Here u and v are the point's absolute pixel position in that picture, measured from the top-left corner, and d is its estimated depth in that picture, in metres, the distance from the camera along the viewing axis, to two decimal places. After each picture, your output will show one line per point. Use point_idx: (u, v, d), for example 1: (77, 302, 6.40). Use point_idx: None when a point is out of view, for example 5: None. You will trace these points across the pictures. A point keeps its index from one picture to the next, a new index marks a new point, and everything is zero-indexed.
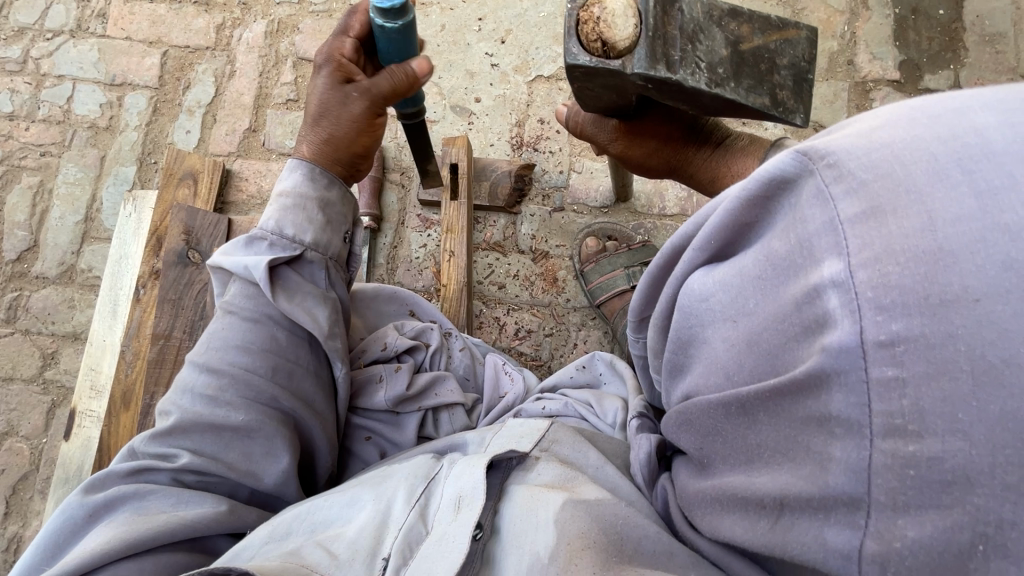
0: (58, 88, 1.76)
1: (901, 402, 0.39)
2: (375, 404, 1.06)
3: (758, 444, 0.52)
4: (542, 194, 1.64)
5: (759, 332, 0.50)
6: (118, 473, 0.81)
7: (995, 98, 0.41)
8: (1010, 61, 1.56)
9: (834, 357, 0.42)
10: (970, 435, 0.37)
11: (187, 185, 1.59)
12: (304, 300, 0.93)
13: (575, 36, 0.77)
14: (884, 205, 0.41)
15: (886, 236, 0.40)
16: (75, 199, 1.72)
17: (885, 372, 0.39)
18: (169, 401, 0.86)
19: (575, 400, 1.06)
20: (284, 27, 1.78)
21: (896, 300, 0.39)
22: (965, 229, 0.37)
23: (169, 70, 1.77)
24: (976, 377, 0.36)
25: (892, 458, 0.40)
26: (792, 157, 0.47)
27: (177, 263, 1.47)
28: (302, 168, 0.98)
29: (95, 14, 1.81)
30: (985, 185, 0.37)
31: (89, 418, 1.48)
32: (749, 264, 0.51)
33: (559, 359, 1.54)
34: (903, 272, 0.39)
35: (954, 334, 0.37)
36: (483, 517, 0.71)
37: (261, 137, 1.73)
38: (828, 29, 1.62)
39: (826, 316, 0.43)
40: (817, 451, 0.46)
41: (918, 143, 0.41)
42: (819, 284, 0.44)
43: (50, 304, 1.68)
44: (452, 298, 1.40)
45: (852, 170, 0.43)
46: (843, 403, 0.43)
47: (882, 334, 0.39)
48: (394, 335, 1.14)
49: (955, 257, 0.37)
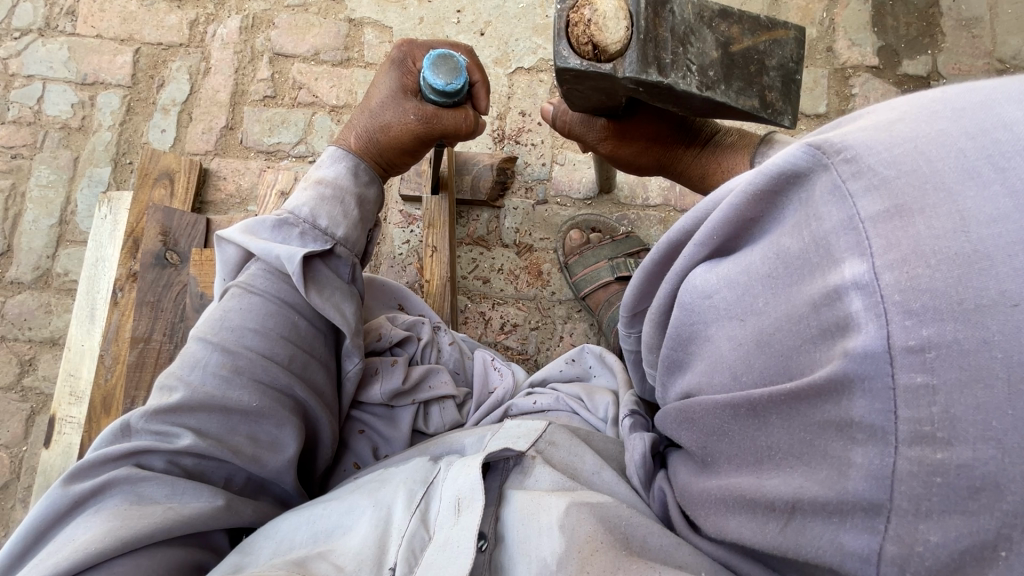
0: (28, 89, 1.72)
1: (930, 410, 0.38)
2: (369, 397, 1.04)
3: (769, 444, 0.52)
4: (525, 186, 1.62)
5: (771, 332, 0.49)
6: (109, 457, 0.76)
7: (1019, 93, 0.40)
8: (986, 45, 1.57)
9: (858, 363, 0.41)
10: (1002, 442, 0.36)
11: (163, 185, 1.56)
12: (335, 296, 0.93)
13: (562, 37, 0.75)
14: (908, 204, 0.40)
15: (912, 235, 0.39)
16: (49, 202, 1.69)
17: (913, 378, 0.39)
18: (173, 376, 0.82)
19: (566, 395, 1.06)
20: (259, 22, 1.74)
21: (926, 305, 0.38)
22: (1001, 230, 0.36)
23: (143, 68, 1.73)
24: (1011, 385, 0.36)
25: (920, 465, 0.39)
26: (803, 151, 0.46)
27: (154, 264, 1.44)
28: (346, 159, 0.99)
29: (64, 12, 1.76)
30: (1018, 185, 0.37)
31: (69, 425, 1.47)
32: (759, 261, 0.50)
33: (545, 353, 1.53)
34: (934, 275, 0.38)
35: (989, 340, 0.36)
36: (484, 526, 0.71)
37: (238, 135, 1.69)
38: (807, 16, 1.62)
39: (847, 320, 0.42)
40: (838, 456, 0.45)
41: (943, 138, 0.41)
42: (839, 286, 0.43)
43: (27, 309, 1.65)
44: (436, 294, 1.39)
45: (872, 166, 0.42)
46: (867, 410, 0.42)
47: (911, 340, 0.39)
48: (387, 325, 1.12)
49: (991, 261, 0.36)
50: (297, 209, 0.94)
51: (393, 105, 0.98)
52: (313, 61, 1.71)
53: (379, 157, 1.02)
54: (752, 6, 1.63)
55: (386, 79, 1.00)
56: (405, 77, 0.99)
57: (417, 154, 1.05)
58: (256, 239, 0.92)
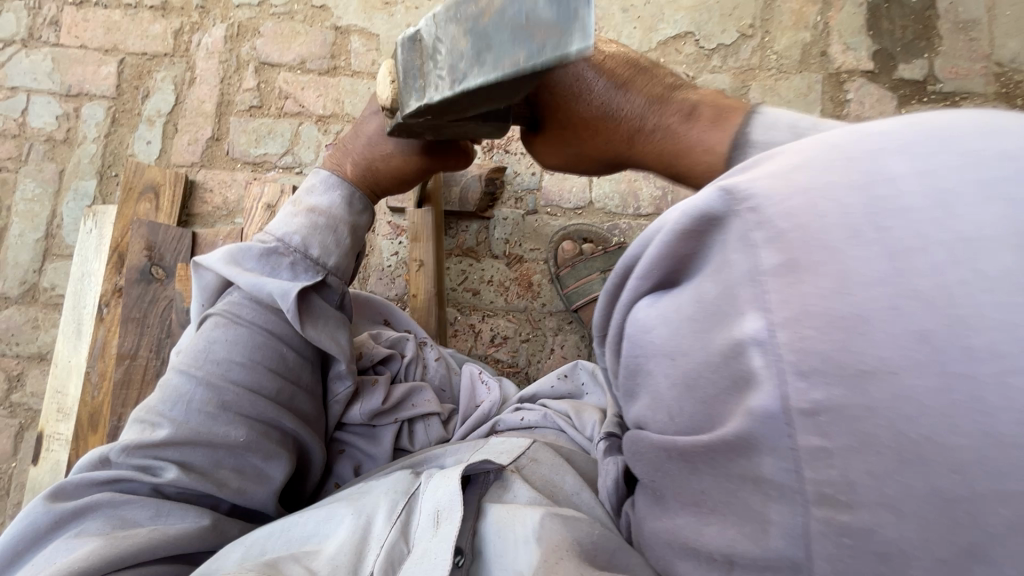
0: (12, 101, 1.70)
1: (829, 472, 0.38)
2: (351, 418, 1.00)
3: (701, 494, 0.50)
4: (514, 197, 1.60)
5: (694, 376, 0.47)
6: (93, 481, 0.75)
7: (909, 138, 0.37)
8: (983, 48, 1.55)
9: (760, 423, 0.41)
10: (898, 509, 0.36)
11: (148, 199, 1.54)
12: (329, 327, 0.92)
13: (409, 82, 0.71)
14: (802, 261, 0.38)
15: (802, 295, 0.38)
16: (35, 215, 1.67)
17: (809, 440, 0.38)
18: (154, 411, 0.80)
19: (554, 411, 1.03)
20: (244, 31, 1.71)
21: (814, 368, 0.37)
22: (876, 294, 0.35)
23: (127, 78, 1.71)
24: (897, 452, 0.35)
25: (828, 525, 0.39)
26: (718, 195, 0.43)
27: (140, 280, 1.43)
28: (337, 187, 0.97)
29: (47, 21, 1.74)
30: (897, 245, 0.35)
31: (57, 442, 1.45)
32: (686, 301, 0.47)
33: (536, 365, 1.52)
34: (819, 339, 0.37)
35: (874, 409, 0.35)
36: (461, 540, 0.68)
37: (225, 146, 1.65)
38: (801, 20, 1.59)
39: (749, 375, 0.41)
40: (757, 509, 0.44)
41: (831, 190, 0.38)
42: (740, 338, 0.42)
43: (14, 324, 1.64)
44: (422, 308, 1.37)
45: (771, 218, 0.40)
46: (773, 468, 0.41)
47: (804, 402, 0.38)
48: (371, 343, 1.09)
49: (869, 325, 0.35)
50: (287, 237, 0.92)
51: (392, 137, 0.95)
52: (299, 70, 1.69)
53: (377, 189, 1.00)
54: (744, 10, 1.60)
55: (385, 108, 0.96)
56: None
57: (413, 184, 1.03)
58: (240, 270, 0.90)
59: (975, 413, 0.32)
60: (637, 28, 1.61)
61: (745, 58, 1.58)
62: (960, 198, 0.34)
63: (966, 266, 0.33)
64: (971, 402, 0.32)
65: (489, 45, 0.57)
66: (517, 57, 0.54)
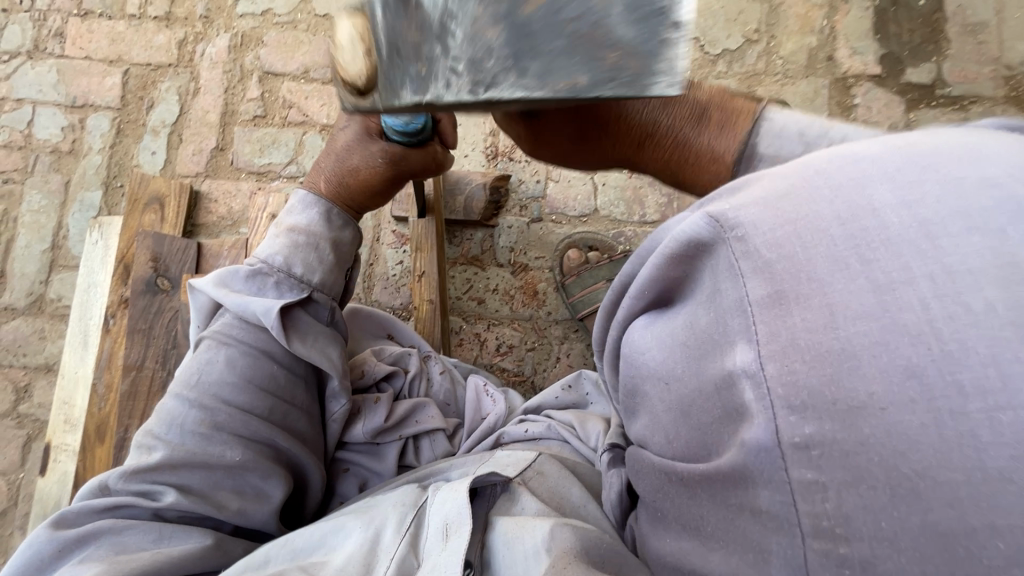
0: (18, 113, 1.71)
1: (824, 505, 0.34)
2: (353, 437, 1.01)
3: (698, 518, 0.46)
4: (519, 205, 1.59)
5: (685, 402, 0.46)
6: (92, 509, 0.76)
7: (894, 167, 0.37)
8: (993, 51, 1.53)
9: (754, 456, 0.37)
10: (897, 542, 0.31)
11: (153, 210, 1.54)
12: (318, 342, 0.91)
13: (390, 60, 0.47)
14: (790, 292, 0.36)
15: (790, 329, 0.36)
16: (41, 226, 1.68)
17: (803, 475, 0.35)
18: (150, 434, 0.81)
19: (558, 422, 1.02)
20: (248, 40, 1.72)
21: (806, 402, 0.34)
22: (864, 329, 0.33)
23: (132, 89, 1.71)
24: (891, 486, 0.32)
25: (826, 557, 0.34)
26: (705, 221, 0.42)
27: (145, 291, 1.43)
28: (315, 203, 0.97)
29: (52, 33, 1.75)
30: (883, 279, 0.33)
31: (64, 453, 1.46)
32: (679, 326, 0.46)
33: (542, 374, 1.51)
34: (809, 372, 0.35)
35: (867, 443, 0.32)
36: (472, 553, 0.68)
37: (229, 155, 1.67)
38: (806, 24, 1.58)
39: (742, 408, 0.39)
40: (752, 537, 0.39)
41: (818, 221, 0.37)
42: (731, 369, 0.39)
43: (20, 336, 1.64)
44: (426, 319, 1.36)
45: (759, 249, 0.39)
46: (769, 500, 0.37)
47: (796, 436, 0.35)
48: (373, 361, 1.09)
49: (858, 359, 0.33)
50: (270, 257, 0.92)
51: (360, 149, 0.96)
52: (303, 79, 1.69)
53: (352, 204, 1.00)
54: (749, 15, 1.59)
55: (352, 124, 0.97)
56: (367, 119, 0.96)
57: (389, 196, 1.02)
58: (229, 291, 0.90)
59: (965, 448, 0.30)
60: None
61: (751, 63, 1.57)
62: (944, 230, 0.33)
63: (952, 298, 0.32)
64: (963, 437, 0.30)
65: (531, 45, 0.42)
66: (576, 78, 0.42)
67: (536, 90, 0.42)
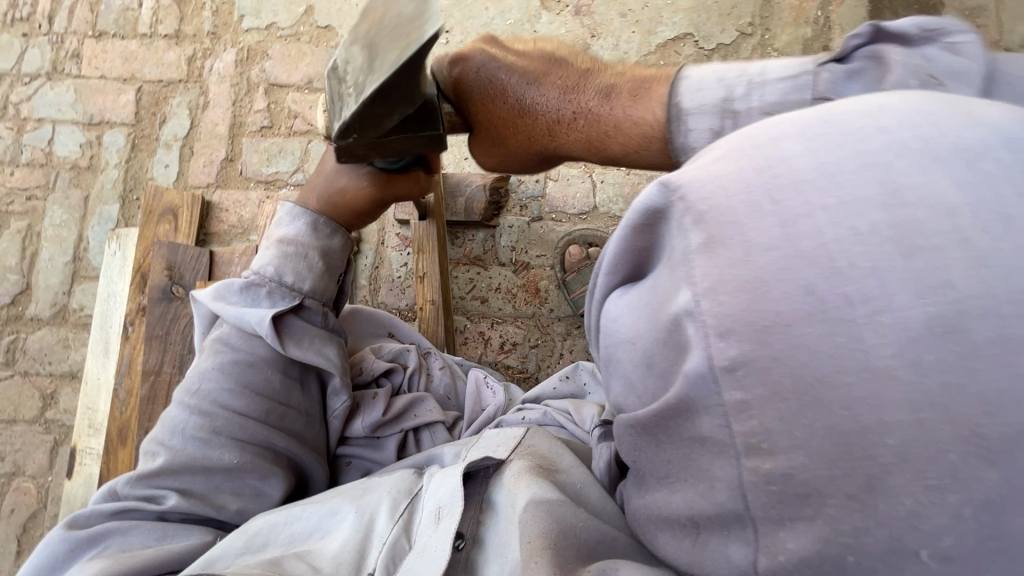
0: (39, 132, 1.79)
1: (752, 423, 0.39)
2: (353, 432, 1.04)
3: (663, 463, 0.49)
4: (519, 205, 1.62)
5: (650, 356, 0.47)
6: (102, 513, 0.82)
7: (809, 125, 0.39)
8: (992, 35, 1.52)
9: (693, 386, 0.41)
10: (808, 449, 0.36)
11: (167, 220, 1.60)
12: (314, 344, 0.98)
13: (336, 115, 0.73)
14: (716, 236, 0.40)
15: (717, 267, 0.39)
16: (63, 240, 1.75)
17: (733, 395, 0.39)
18: (155, 441, 0.88)
19: (554, 409, 1.04)
20: (254, 54, 1.77)
21: (731, 327, 0.38)
22: (773, 256, 0.37)
23: (145, 105, 1.78)
24: (800, 397, 0.36)
25: (757, 475, 0.39)
26: (656, 189, 0.44)
27: (161, 299, 1.48)
28: (303, 218, 1.00)
29: (68, 54, 1.82)
30: (789, 215, 0.37)
31: (89, 456, 1.52)
32: (646, 291, 0.48)
33: (546, 370, 1.54)
34: (732, 301, 0.38)
35: (777, 357, 0.37)
36: (464, 527, 0.72)
37: (238, 166, 1.73)
38: (801, 15, 1.58)
39: (685, 347, 0.42)
40: (705, 468, 0.44)
41: (740, 175, 0.40)
42: (676, 314, 0.43)
43: (46, 344, 1.72)
44: (429, 318, 1.41)
45: (694, 204, 0.41)
46: (711, 426, 0.42)
47: (723, 359, 0.39)
48: (371, 358, 1.13)
49: (769, 285, 0.37)
50: (263, 269, 0.98)
51: (346, 172, 0.99)
52: (307, 90, 1.74)
53: (338, 220, 1.02)
54: (743, 9, 1.60)
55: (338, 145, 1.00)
56: None
57: (375, 215, 1.05)
58: (227, 304, 0.97)
59: (854, 351, 0.34)
60: (635, 31, 1.63)
61: (746, 56, 1.58)
62: (841, 169, 0.36)
63: (843, 223, 0.35)
64: (851, 341, 0.34)
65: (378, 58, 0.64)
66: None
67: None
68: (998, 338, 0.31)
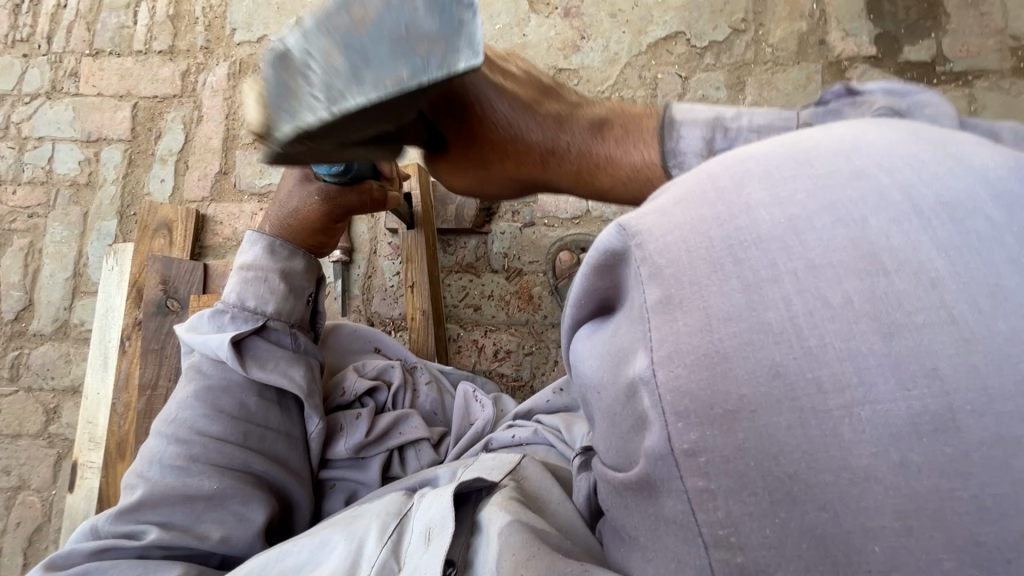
0: (40, 150, 1.82)
1: (717, 514, 0.34)
2: (335, 454, 1.03)
3: (632, 527, 0.46)
4: (511, 211, 1.60)
5: (615, 411, 0.44)
6: (80, 553, 0.80)
7: (775, 167, 0.36)
8: (996, 22, 1.47)
9: (654, 464, 0.37)
10: (781, 549, 0.32)
11: (162, 235, 1.61)
12: (279, 364, 0.98)
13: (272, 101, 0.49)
14: (675, 296, 0.36)
15: (675, 332, 0.35)
16: (64, 256, 1.78)
17: (696, 483, 0.35)
18: (134, 474, 0.87)
19: (545, 427, 1.00)
20: (246, 67, 1.77)
21: (689, 408, 0.34)
22: (734, 329, 0.33)
23: (141, 121, 1.80)
24: (770, 492, 0.32)
25: (730, 566, 0.34)
26: (616, 231, 0.41)
27: (156, 313, 1.49)
28: (263, 241, 1.04)
29: (67, 73, 1.85)
30: (752, 278, 0.33)
31: (89, 469, 1.53)
32: (610, 336, 0.45)
33: (541, 378, 1.52)
34: (688, 376, 0.34)
35: (743, 447, 0.33)
36: (454, 553, 0.68)
37: (232, 179, 1.74)
38: (795, 9, 1.54)
39: (645, 420, 0.39)
40: (672, 549, 0.39)
41: (702, 226, 0.36)
42: (634, 377, 0.39)
43: (49, 360, 1.74)
44: (419, 328, 1.40)
45: (651, 254, 0.38)
46: (676, 510, 0.37)
47: (684, 443, 0.35)
48: (352, 377, 1.12)
49: (729, 361, 0.33)
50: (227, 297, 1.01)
51: (298, 192, 1.06)
52: None
53: (298, 242, 1.08)
54: (735, 4, 1.56)
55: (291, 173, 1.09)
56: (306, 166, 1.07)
57: (334, 234, 1.11)
58: (197, 333, 0.99)
59: (831, 447, 0.30)
60: (626, 32, 1.60)
61: (739, 53, 1.54)
62: (811, 225, 0.33)
63: (812, 291, 0.32)
64: (827, 435, 0.30)
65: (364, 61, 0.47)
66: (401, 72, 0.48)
67: (372, 92, 0.47)
68: (991, 438, 0.28)
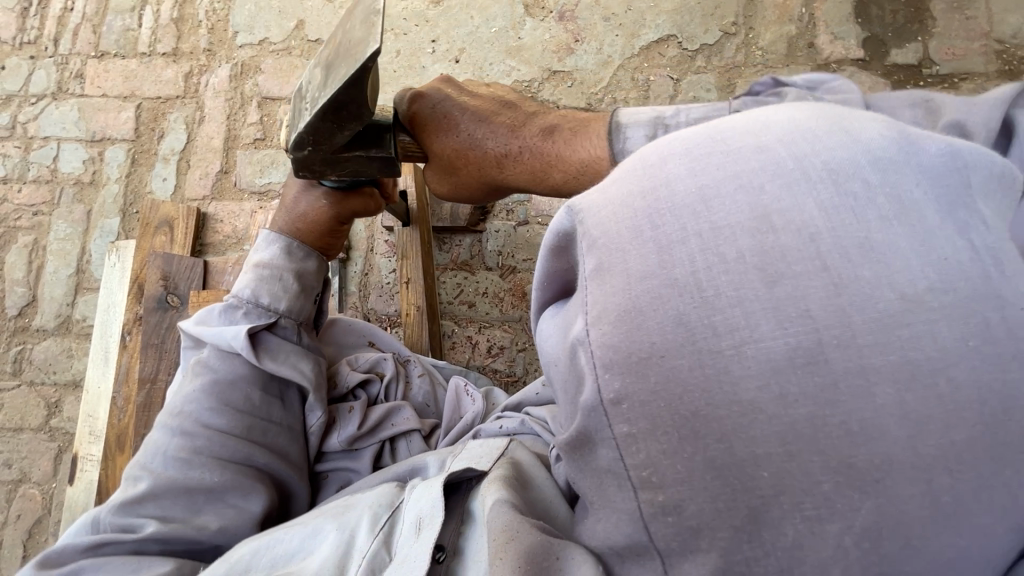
0: (45, 150, 1.86)
1: (638, 457, 0.39)
2: (330, 447, 1.05)
3: (582, 486, 0.46)
4: (506, 209, 1.62)
5: (566, 382, 0.45)
6: (76, 549, 0.81)
7: (694, 142, 0.40)
8: (981, 26, 1.49)
9: (587, 417, 0.41)
10: (690, 482, 0.37)
11: (163, 232, 1.64)
12: (289, 358, 1.02)
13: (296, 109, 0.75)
14: (605, 261, 0.39)
15: (604, 293, 0.39)
16: (67, 253, 1.81)
17: (620, 428, 0.39)
18: (138, 467, 0.89)
19: (532, 417, 1.02)
20: (247, 69, 1.82)
21: (612, 359, 0.38)
22: (648, 286, 0.37)
23: (145, 121, 1.83)
24: (677, 427, 0.36)
25: (653, 506, 0.39)
26: (565, 214, 0.44)
27: (157, 308, 1.51)
28: (278, 241, 1.07)
29: (73, 75, 1.88)
30: (665, 240, 0.37)
31: (90, 462, 1.55)
32: (567, 312, 0.46)
33: (534, 373, 1.55)
34: (611, 332, 0.38)
35: (657, 391, 0.37)
36: (443, 538, 0.71)
37: (233, 178, 1.77)
38: (785, 13, 1.57)
39: (581, 377, 0.42)
40: (611, 500, 0.43)
41: (627, 197, 0.40)
42: (575, 342, 0.42)
43: (51, 354, 1.77)
44: (413, 323, 1.42)
45: (590, 229, 0.42)
46: (609, 458, 0.41)
47: (609, 393, 0.39)
48: (347, 370, 1.15)
49: (643, 314, 0.37)
50: (241, 292, 1.03)
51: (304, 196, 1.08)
52: None
53: (308, 244, 1.10)
54: (727, 9, 1.59)
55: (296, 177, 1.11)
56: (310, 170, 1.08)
57: (341, 235, 1.13)
58: (207, 327, 1.01)
59: (724, 384, 0.35)
60: (618, 35, 1.63)
61: (730, 56, 1.57)
62: (717, 194, 0.36)
63: (712, 250, 0.36)
64: (720, 374, 0.34)
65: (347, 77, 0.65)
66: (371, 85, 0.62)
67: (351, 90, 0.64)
68: (855, 367, 0.32)
